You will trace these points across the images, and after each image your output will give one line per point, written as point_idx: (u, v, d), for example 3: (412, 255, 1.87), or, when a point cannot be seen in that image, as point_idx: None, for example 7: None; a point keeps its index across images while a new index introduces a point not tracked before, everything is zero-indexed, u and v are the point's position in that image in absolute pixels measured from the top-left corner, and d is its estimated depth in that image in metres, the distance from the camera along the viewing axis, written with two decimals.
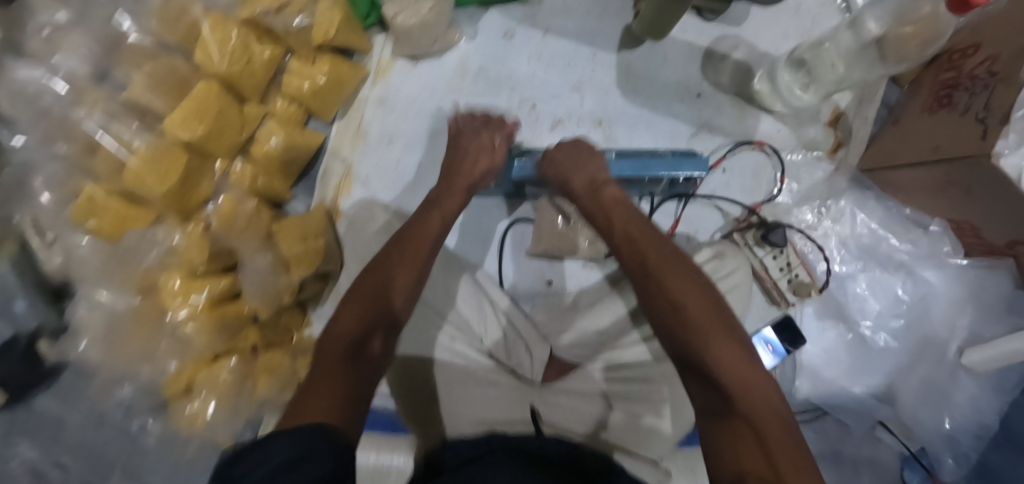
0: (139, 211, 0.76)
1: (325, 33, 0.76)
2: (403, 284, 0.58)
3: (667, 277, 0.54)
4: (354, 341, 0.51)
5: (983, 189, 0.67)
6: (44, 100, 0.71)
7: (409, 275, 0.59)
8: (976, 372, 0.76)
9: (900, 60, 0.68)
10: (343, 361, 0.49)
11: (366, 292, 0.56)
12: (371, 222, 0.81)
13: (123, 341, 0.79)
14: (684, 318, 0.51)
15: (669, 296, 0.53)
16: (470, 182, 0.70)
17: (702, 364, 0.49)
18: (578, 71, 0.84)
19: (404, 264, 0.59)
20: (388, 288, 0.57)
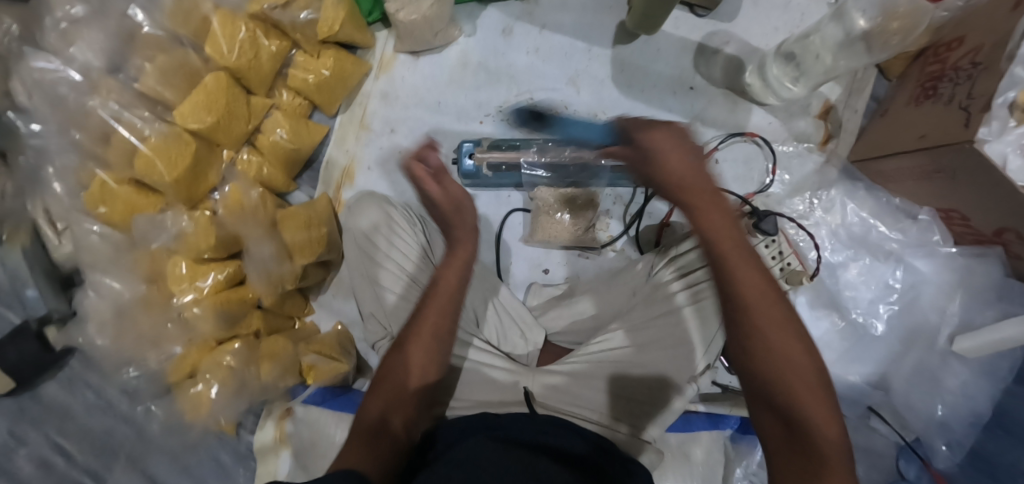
0: (149, 199, 0.78)
1: (330, 28, 0.79)
2: (424, 350, 0.62)
3: (758, 302, 0.46)
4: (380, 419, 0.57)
5: (966, 175, 0.68)
6: (61, 90, 0.74)
7: (431, 341, 0.62)
8: (967, 359, 0.76)
9: (885, 47, 0.74)
10: (372, 439, 0.55)
11: (393, 365, 0.61)
12: (368, 223, 0.78)
13: (131, 324, 0.81)
14: (771, 352, 0.45)
15: (759, 320, 0.46)
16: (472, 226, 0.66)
17: (792, 407, 0.44)
18: (574, 65, 0.86)
19: (424, 327, 0.62)
20: (410, 358, 0.61)
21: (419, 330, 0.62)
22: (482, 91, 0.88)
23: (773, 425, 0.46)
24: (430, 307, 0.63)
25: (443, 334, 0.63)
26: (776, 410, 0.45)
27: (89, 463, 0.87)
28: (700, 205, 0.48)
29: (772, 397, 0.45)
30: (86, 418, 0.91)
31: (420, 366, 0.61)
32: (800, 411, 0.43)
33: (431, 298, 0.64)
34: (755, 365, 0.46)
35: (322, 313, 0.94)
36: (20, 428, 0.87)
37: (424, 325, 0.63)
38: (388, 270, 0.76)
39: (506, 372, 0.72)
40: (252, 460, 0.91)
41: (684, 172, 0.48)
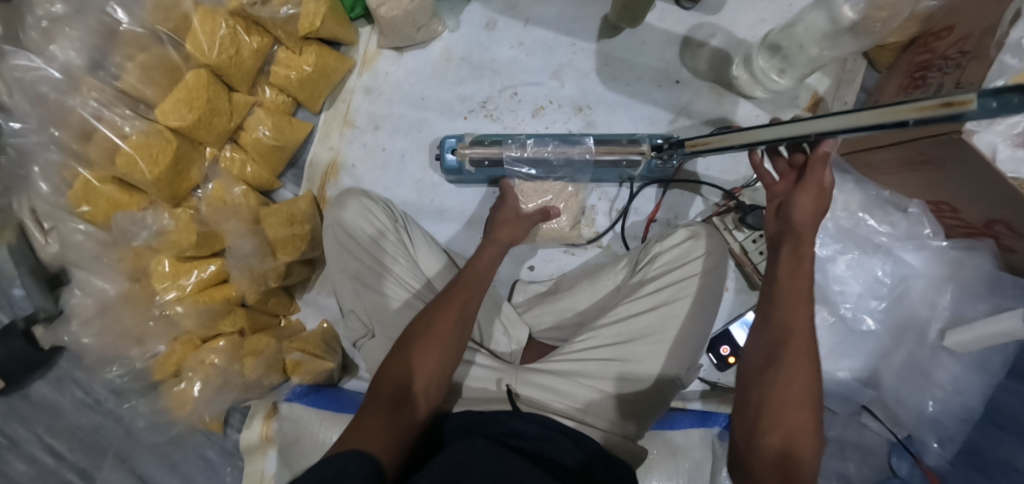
0: (130, 197, 0.78)
1: (311, 24, 0.78)
2: (456, 329, 0.61)
3: (801, 332, 0.51)
4: (404, 390, 0.56)
5: (955, 164, 0.67)
6: (41, 88, 0.75)
7: (461, 323, 0.61)
8: (957, 353, 0.75)
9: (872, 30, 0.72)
10: (396, 411, 0.55)
11: (421, 337, 0.59)
12: (367, 224, 0.77)
13: (117, 320, 0.82)
14: (795, 377, 0.50)
15: (795, 342, 0.51)
16: (509, 241, 0.72)
17: (788, 414, 0.48)
18: (558, 59, 0.86)
19: (455, 307, 0.62)
20: (443, 334, 0.60)
21: (452, 307, 0.61)
22: (465, 84, 0.87)
23: (771, 436, 0.48)
24: (458, 290, 0.64)
25: (467, 320, 0.62)
26: (776, 418, 0.48)
27: (79, 461, 0.89)
28: (805, 234, 0.55)
29: (777, 401, 0.49)
30: (75, 416, 0.91)
31: (437, 359, 0.59)
32: (797, 431, 0.48)
33: (467, 281, 0.65)
34: (774, 373, 0.50)
35: (306, 310, 0.94)
36: (10, 426, 0.88)
37: (453, 305, 0.62)
38: (382, 271, 0.74)
39: (490, 369, 0.71)
40: (239, 458, 0.92)
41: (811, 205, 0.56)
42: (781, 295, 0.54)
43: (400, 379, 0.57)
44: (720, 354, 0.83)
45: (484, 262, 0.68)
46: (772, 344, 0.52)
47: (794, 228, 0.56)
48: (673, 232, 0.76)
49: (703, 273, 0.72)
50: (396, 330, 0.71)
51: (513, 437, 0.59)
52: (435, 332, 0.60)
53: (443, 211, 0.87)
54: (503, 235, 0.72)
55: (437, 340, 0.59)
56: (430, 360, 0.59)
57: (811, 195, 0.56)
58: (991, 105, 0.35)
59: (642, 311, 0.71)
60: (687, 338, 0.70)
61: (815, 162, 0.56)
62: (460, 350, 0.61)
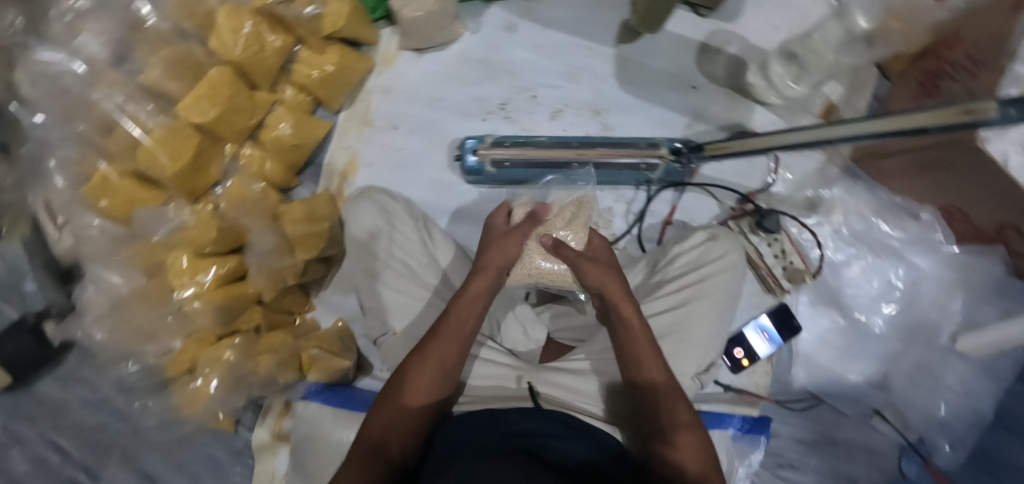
0: (150, 192, 0.78)
1: (334, 24, 0.79)
2: (435, 380, 0.61)
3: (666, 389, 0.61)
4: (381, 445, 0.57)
5: (966, 169, 0.69)
6: (65, 82, 0.75)
7: (443, 373, 0.61)
8: (967, 357, 0.78)
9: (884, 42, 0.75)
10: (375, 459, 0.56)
11: (397, 387, 0.60)
12: (379, 220, 0.77)
13: (128, 317, 0.80)
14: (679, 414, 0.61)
15: (668, 404, 0.61)
16: (503, 263, 0.67)
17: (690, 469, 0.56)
18: (576, 61, 0.87)
19: (434, 357, 0.61)
20: (422, 386, 0.60)
21: (431, 351, 0.61)
22: (484, 85, 0.87)
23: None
24: (438, 336, 0.62)
25: (450, 373, 0.62)
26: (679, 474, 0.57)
27: (83, 460, 0.88)
28: (618, 301, 0.64)
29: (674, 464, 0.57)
30: (82, 415, 0.90)
31: (416, 399, 0.60)
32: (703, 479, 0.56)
33: (454, 315, 0.63)
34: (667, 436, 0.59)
35: (322, 309, 0.93)
36: (14, 424, 0.88)
37: (427, 356, 0.61)
38: (395, 267, 0.75)
39: (510, 367, 0.72)
40: (248, 457, 0.90)
41: (598, 275, 0.65)
42: (631, 357, 0.63)
43: (379, 431, 0.58)
44: (734, 357, 0.82)
45: (476, 304, 0.64)
46: (654, 407, 0.61)
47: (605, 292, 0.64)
48: (691, 234, 0.77)
49: (718, 275, 0.72)
50: (414, 327, 0.73)
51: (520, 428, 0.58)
52: (412, 385, 0.60)
53: (460, 211, 0.86)
54: (504, 257, 0.67)
55: (412, 392, 0.60)
56: (404, 411, 0.59)
57: (598, 266, 0.65)
58: (1012, 112, 0.37)
59: (663, 310, 0.71)
60: (712, 335, 0.70)
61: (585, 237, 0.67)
62: (440, 396, 0.62)
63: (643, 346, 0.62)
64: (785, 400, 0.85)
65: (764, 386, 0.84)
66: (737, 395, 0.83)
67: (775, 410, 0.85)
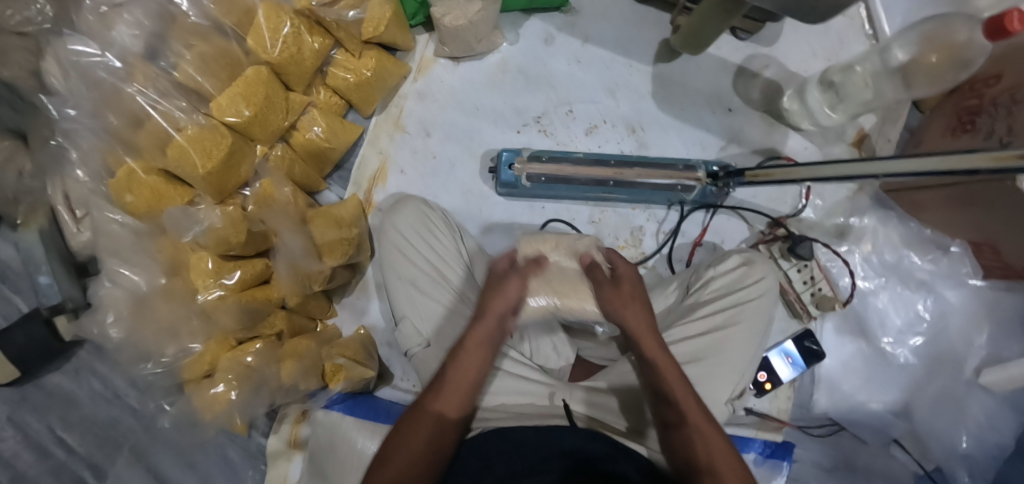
0: (175, 190, 0.76)
1: (375, 28, 0.78)
2: (456, 406, 0.61)
3: (686, 403, 0.60)
4: None
5: (1005, 205, 0.69)
6: (97, 74, 0.73)
7: (463, 402, 0.61)
8: (991, 390, 0.79)
9: (929, 86, 0.73)
10: (400, 482, 0.55)
11: (415, 414, 0.60)
12: (405, 221, 0.77)
13: (151, 315, 0.79)
14: (688, 409, 0.59)
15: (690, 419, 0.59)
16: (507, 305, 0.66)
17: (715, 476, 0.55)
18: (614, 77, 0.86)
19: (453, 383, 0.62)
20: (439, 412, 0.60)
21: (436, 398, 0.61)
22: (521, 97, 0.87)
23: None
24: (450, 374, 0.62)
25: (470, 399, 0.62)
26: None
27: (91, 453, 0.86)
28: (642, 333, 0.65)
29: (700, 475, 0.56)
30: (92, 409, 0.88)
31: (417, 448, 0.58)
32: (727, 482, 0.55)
33: (462, 358, 0.63)
34: (690, 444, 0.58)
35: (344, 315, 0.93)
36: (22, 415, 0.85)
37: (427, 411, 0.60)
38: (425, 272, 0.75)
39: (542, 384, 0.71)
40: (263, 461, 0.89)
41: (616, 302, 0.67)
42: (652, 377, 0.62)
43: (404, 456, 0.57)
44: (758, 381, 0.82)
45: (490, 331, 0.65)
46: (678, 414, 0.60)
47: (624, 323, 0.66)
48: (725, 258, 0.77)
49: (754, 299, 0.72)
50: (447, 339, 0.71)
51: (539, 450, 0.57)
52: (412, 437, 0.58)
53: (490, 223, 0.86)
54: (511, 294, 0.67)
55: (411, 441, 0.58)
56: (426, 436, 0.59)
57: (621, 294, 0.67)
58: None
59: (698, 333, 0.71)
60: (748, 359, 0.70)
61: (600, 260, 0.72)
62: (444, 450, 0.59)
63: (669, 370, 0.62)
64: (805, 425, 0.85)
65: (785, 411, 0.84)
66: (758, 418, 0.83)
67: (797, 435, 0.85)
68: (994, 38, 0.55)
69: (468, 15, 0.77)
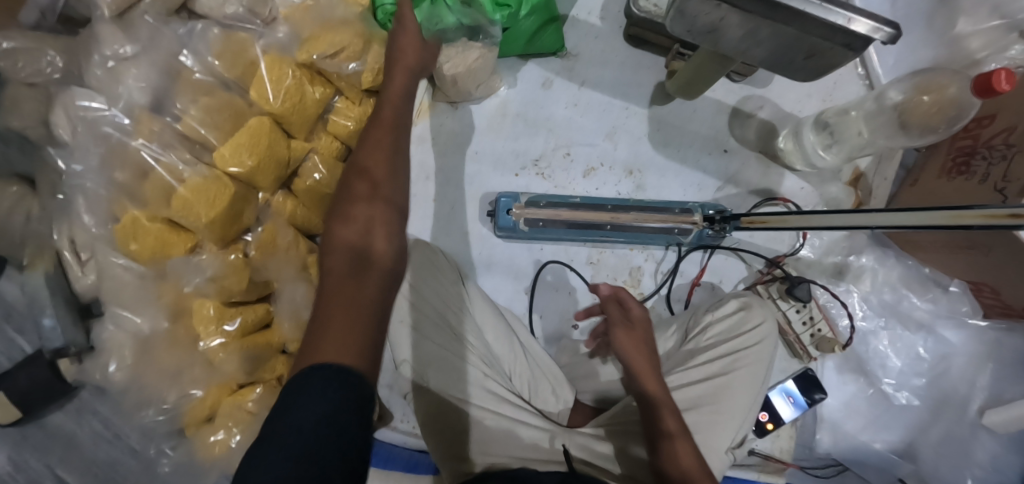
0: (179, 237, 0.76)
1: (374, 78, 0.81)
2: (382, 205, 0.57)
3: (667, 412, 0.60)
4: (361, 252, 0.52)
5: (1002, 253, 0.70)
6: (104, 128, 0.75)
7: (370, 226, 0.55)
8: (996, 432, 0.78)
9: (924, 131, 0.70)
10: (362, 231, 0.54)
11: (355, 173, 0.60)
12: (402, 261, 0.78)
13: (154, 362, 0.80)
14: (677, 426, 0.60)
15: (672, 431, 0.59)
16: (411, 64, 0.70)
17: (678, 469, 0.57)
18: (611, 120, 0.88)
19: (380, 139, 0.62)
20: (376, 160, 0.60)
21: (371, 146, 0.61)
22: (520, 140, 0.88)
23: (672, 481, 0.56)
24: (376, 131, 0.63)
25: (399, 171, 0.61)
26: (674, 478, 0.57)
27: None
28: (640, 365, 0.66)
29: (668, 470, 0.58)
30: (93, 450, 0.92)
31: (377, 194, 0.58)
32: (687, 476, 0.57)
33: (387, 112, 0.65)
34: (667, 446, 0.58)
35: None
36: (22, 454, 0.91)
37: (370, 169, 0.59)
38: (424, 312, 0.74)
39: (543, 429, 0.71)
40: None
41: (629, 345, 0.68)
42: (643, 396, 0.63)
43: (362, 211, 0.56)
44: (759, 421, 0.81)
45: (383, 144, 0.62)
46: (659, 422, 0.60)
47: (629, 365, 0.66)
48: (722, 303, 0.78)
49: (750, 346, 0.72)
50: (448, 385, 0.71)
51: None
52: (366, 189, 0.58)
53: (491, 264, 0.86)
54: (409, 57, 0.70)
55: (366, 195, 0.57)
56: (358, 233, 0.54)
57: (632, 337, 0.69)
58: None
59: (697, 380, 0.70)
60: (751, 407, 0.69)
61: (610, 303, 0.74)
62: (399, 191, 0.60)
63: (649, 381, 0.64)
64: (809, 466, 0.85)
65: (788, 451, 0.83)
66: (762, 459, 0.83)
67: (801, 476, 0.84)
68: (980, 94, 0.56)
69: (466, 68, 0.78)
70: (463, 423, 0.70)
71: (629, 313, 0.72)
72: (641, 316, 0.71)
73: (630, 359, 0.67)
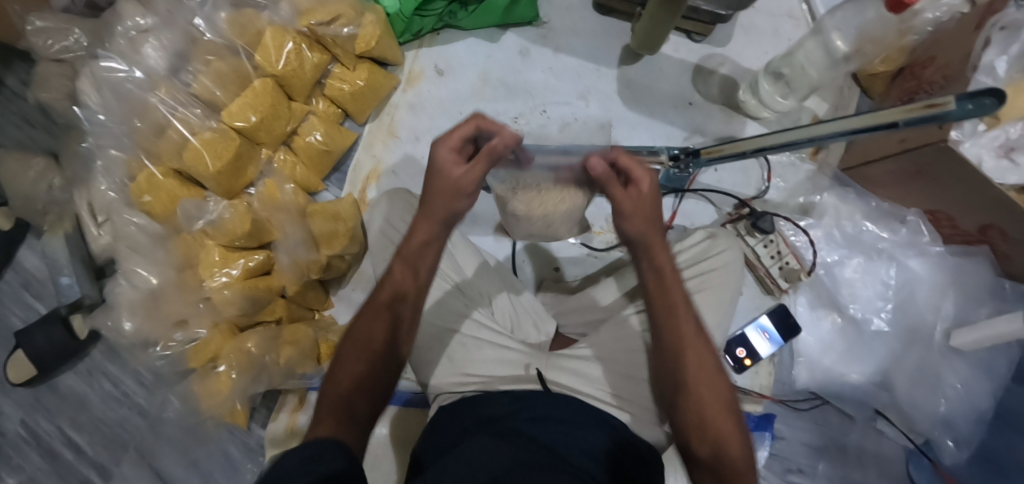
0: (189, 189, 0.85)
1: (367, 43, 0.88)
2: (393, 306, 0.59)
3: (697, 366, 0.57)
4: (356, 380, 0.53)
5: (946, 174, 0.74)
6: (125, 87, 0.83)
7: (400, 296, 0.59)
8: (965, 354, 0.80)
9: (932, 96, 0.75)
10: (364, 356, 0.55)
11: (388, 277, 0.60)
12: (385, 205, 0.86)
13: (161, 307, 0.84)
14: (704, 390, 0.56)
15: (698, 386, 0.56)
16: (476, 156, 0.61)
17: (707, 423, 0.55)
18: (585, 81, 0.95)
19: (415, 242, 0.61)
20: (402, 266, 0.60)
21: (405, 250, 0.61)
22: (501, 102, 0.96)
23: (702, 445, 0.54)
24: (420, 223, 0.62)
25: (418, 280, 0.60)
26: (700, 427, 0.55)
27: (98, 455, 0.94)
28: (675, 305, 0.59)
29: (690, 421, 0.56)
30: (101, 410, 0.96)
31: (390, 290, 0.59)
32: (721, 431, 0.54)
33: (428, 215, 0.61)
34: (691, 402, 0.56)
35: (340, 306, 0.98)
36: (35, 418, 0.95)
37: (399, 274, 0.60)
38: None
39: (520, 353, 0.75)
40: (261, 454, 0.94)
41: (661, 267, 0.60)
42: (673, 339, 0.58)
43: (366, 328, 0.57)
44: (737, 357, 0.85)
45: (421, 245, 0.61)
46: (679, 371, 0.57)
47: (643, 241, 0.60)
48: (693, 235, 0.83)
49: (715, 270, 0.77)
50: (433, 315, 0.77)
51: (513, 420, 0.60)
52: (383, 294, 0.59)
53: (476, 216, 0.95)
54: (459, 139, 0.61)
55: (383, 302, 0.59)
56: (362, 346, 0.56)
57: (642, 220, 0.60)
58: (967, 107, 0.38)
59: None
60: (717, 322, 0.75)
61: (609, 180, 0.61)
62: (417, 296, 0.60)
63: (688, 332, 0.58)
64: (788, 400, 0.88)
65: (767, 386, 0.87)
66: (743, 395, 0.85)
67: (778, 410, 0.87)
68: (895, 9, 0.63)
69: (539, 210, 0.73)
70: (445, 350, 0.75)
71: (635, 186, 0.60)
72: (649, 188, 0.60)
73: (646, 238, 0.60)
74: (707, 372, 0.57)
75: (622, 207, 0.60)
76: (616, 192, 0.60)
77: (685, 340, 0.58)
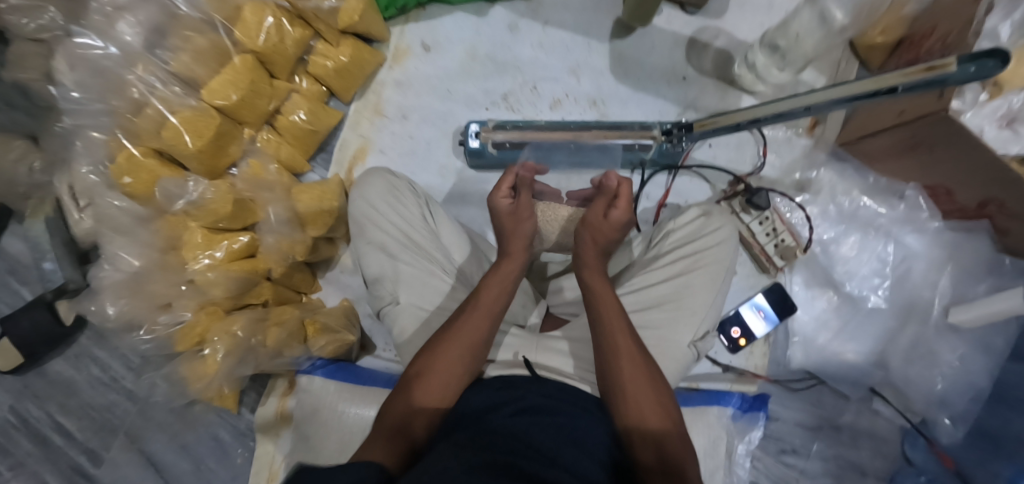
0: (169, 169, 0.82)
1: (350, 17, 0.85)
2: (475, 334, 0.63)
3: (629, 368, 0.60)
4: (410, 406, 0.59)
5: (945, 147, 0.70)
6: (102, 64, 0.81)
7: (486, 322, 0.63)
8: (962, 331, 0.78)
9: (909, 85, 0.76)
10: (441, 379, 0.60)
11: (468, 306, 0.65)
12: (370, 187, 0.82)
13: (146, 290, 0.83)
14: (637, 391, 0.59)
15: (627, 386, 0.59)
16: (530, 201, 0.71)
17: (641, 423, 0.57)
18: (576, 56, 0.93)
19: (497, 280, 0.66)
20: (480, 300, 0.65)
21: (489, 287, 0.66)
22: (490, 78, 0.94)
23: (642, 448, 0.56)
24: (505, 259, 0.69)
25: (497, 307, 0.65)
26: (635, 428, 0.57)
27: (88, 440, 0.93)
28: (607, 312, 0.63)
29: (623, 422, 0.58)
30: (90, 394, 0.95)
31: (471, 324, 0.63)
32: (663, 434, 0.57)
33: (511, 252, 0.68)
34: (624, 403, 0.59)
35: (329, 289, 0.99)
36: (23, 403, 0.94)
37: (480, 304, 0.65)
38: (388, 234, 0.79)
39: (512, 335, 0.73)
40: (251, 439, 0.94)
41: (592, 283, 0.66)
42: (606, 342, 0.61)
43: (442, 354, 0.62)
44: (731, 337, 0.85)
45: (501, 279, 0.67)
46: (609, 371, 0.60)
47: (578, 256, 0.68)
48: (687, 212, 0.81)
49: (711, 247, 0.75)
50: (421, 297, 0.75)
51: (488, 419, 0.55)
52: (467, 325, 0.63)
53: (466, 195, 0.93)
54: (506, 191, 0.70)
55: (463, 330, 0.63)
56: (444, 372, 0.61)
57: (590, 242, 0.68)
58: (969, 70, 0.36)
59: (659, 281, 0.74)
60: (710, 301, 0.72)
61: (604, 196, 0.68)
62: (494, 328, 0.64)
63: (621, 340, 0.61)
64: (783, 379, 0.87)
65: (762, 367, 0.87)
66: (738, 375, 0.87)
67: (773, 390, 0.87)
68: None
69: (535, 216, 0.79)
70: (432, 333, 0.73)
71: (609, 215, 0.67)
72: (619, 219, 0.67)
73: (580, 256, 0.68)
74: (640, 373, 0.60)
75: (588, 217, 0.68)
76: (597, 208, 0.68)
77: (619, 345, 0.61)
